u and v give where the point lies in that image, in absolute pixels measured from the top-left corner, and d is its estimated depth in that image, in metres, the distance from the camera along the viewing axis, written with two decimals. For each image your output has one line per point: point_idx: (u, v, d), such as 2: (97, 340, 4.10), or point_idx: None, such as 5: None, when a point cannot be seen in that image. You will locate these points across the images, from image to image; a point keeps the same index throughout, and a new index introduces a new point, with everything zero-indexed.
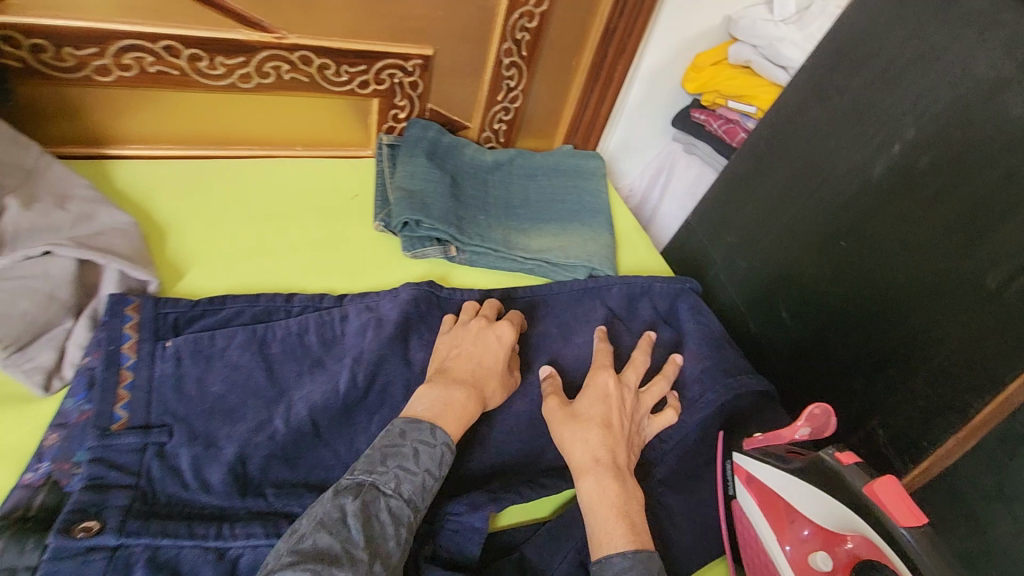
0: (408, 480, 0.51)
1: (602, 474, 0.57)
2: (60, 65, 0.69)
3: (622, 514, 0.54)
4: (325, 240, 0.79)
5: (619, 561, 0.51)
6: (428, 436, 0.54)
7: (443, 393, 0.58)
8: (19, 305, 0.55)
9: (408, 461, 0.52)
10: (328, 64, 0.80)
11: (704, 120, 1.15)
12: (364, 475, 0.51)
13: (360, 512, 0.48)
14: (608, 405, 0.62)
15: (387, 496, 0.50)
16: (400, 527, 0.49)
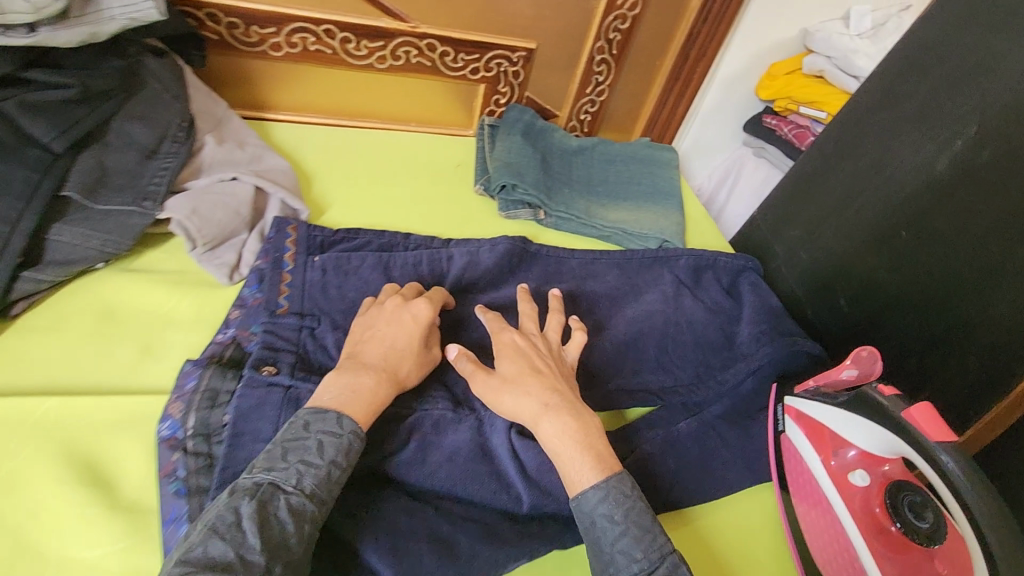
0: (309, 474, 0.49)
1: (557, 413, 0.57)
2: (245, 40, 0.86)
3: (587, 447, 0.56)
4: (434, 197, 0.92)
5: (591, 494, 0.53)
6: (332, 426, 0.52)
7: (352, 379, 0.56)
8: (217, 213, 0.70)
9: (309, 453, 0.50)
10: (448, 51, 0.95)
11: (775, 125, 1.22)
12: (262, 473, 0.49)
13: (255, 514, 0.46)
14: (520, 356, 0.63)
15: (287, 493, 0.48)
16: (297, 522, 0.47)
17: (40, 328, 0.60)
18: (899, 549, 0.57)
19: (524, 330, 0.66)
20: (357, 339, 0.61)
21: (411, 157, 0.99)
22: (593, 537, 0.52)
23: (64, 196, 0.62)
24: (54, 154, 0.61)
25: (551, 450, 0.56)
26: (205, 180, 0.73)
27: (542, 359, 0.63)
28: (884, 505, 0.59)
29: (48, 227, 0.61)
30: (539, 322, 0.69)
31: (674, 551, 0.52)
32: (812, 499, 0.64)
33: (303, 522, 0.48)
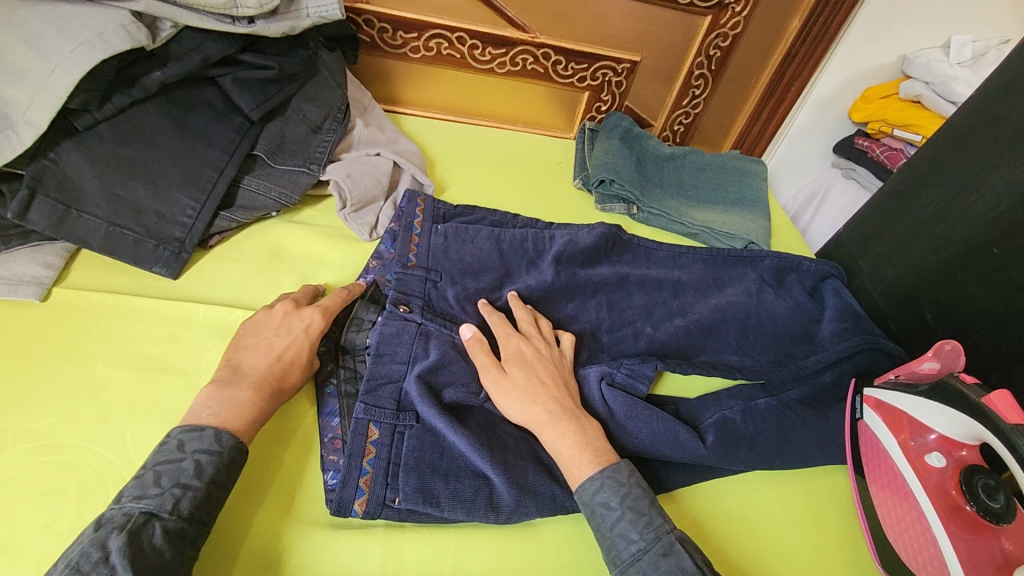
0: (188, 495, 0.48)
1: (560, 421, 0.62)
2: (392, 43, 1.02)
3: (586, 447, 0.60)
4: (538, 188, 1.03)
5: (592, 484, 0.57)
6: (211, 443, 0.51)
7: (229, 394, 0.55)
8: (364, 181, 0.82)
9: (187, 475, 0.49)
10: (561, 60, 1.06)
11: (867, 146, 1.25)
12: (132, 503, 0.47)
13: (124, 547, 0.43)
14: (525, 361, 0.66)
15: (163, 518, 0.46)
16: (175, 547, 0.46)
17: (227, 257, 0.74)
18: (974, 529, 0.59)
19: (523, 333, 0.70)
20: (240, 344, 0.61)
21: (518, 152, 1.09)
22: (596, 523, 0.56)
23: (254, 155, 0.78)
24: (250, 120, 0.77)
25: (556, 452, 0.61)
26: (355, 153, 0.86)
27: (547, 364, 0.67)
28: (960, 487, 0.62)
29: (241, 178, 0.76)
30: (537, 327, 0.72)
31: (671, 531, 0.55)
32: (891, 486, 0.66)
33: (183, 544, 0.47)
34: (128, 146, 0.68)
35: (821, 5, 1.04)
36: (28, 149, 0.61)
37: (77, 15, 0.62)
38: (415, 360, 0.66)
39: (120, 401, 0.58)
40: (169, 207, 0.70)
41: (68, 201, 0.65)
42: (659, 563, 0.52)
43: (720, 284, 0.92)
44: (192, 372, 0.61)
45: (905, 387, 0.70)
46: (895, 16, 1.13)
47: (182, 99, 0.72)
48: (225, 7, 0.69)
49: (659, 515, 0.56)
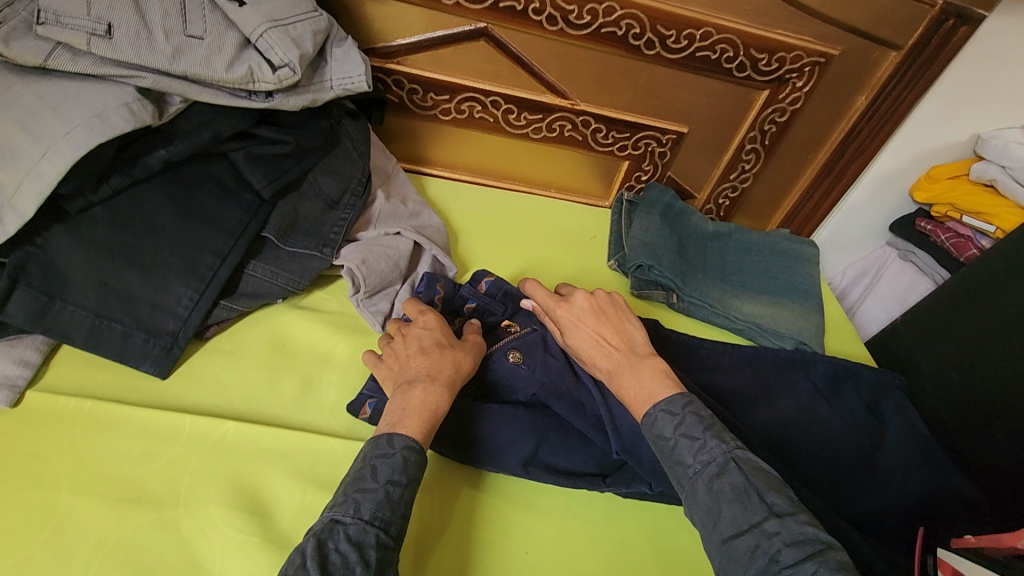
0: (369, 500, 0.52)
1: (619, 372, 0.66)
2: (421, 104, 0.95)
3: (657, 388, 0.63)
4: (571, 267, 0.95)
5: (653, 415, 0.61)
6: (385, 447, 0.55)
7: (401, 401, 0.58)
8: (382, 266, 0.75)
9: (365, 481, 0.53)
10: (601, 128, 0.99)
11: (930, 230, 1.15)
12: (328, 512, 0.52)
13: (315, 553, 0.47)
14: (574, 318, 0.71)
15: (347, 523, 0.50)
16: (358, 549, 0.48)
17: (225, 351, 0.67)
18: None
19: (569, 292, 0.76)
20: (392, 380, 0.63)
21: (549, 226, 1.01)
22: (662, 454, 0.60)
23: (263, 236, 0.71)
24: (262, 198, 0.70)
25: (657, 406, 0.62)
26: (374, 233, 0.80)
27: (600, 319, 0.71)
28: None
29: (246, 262, 0.69)
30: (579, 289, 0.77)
31: (727, 453, 0.57)
32: None
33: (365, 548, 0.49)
34: (125, 231, 0.62)
35: (892, 83, 0.95)
36: (12, 237, 0.55)
37: (76, 93, 0.56)
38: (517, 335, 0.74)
39: (85, 538, 0.51)
40: (164, 297, 0.63)
41: (51, 290, 0.59)
42: (715, 483, 0.55)
43: (768, 394, 0.83)
44: (169, 503, 0.54)
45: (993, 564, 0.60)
46: (972, 97, 1.02)
47: (189, 176, 0.66)
48: (242, 82, 0.63)
49: (717, 438, 0.59)
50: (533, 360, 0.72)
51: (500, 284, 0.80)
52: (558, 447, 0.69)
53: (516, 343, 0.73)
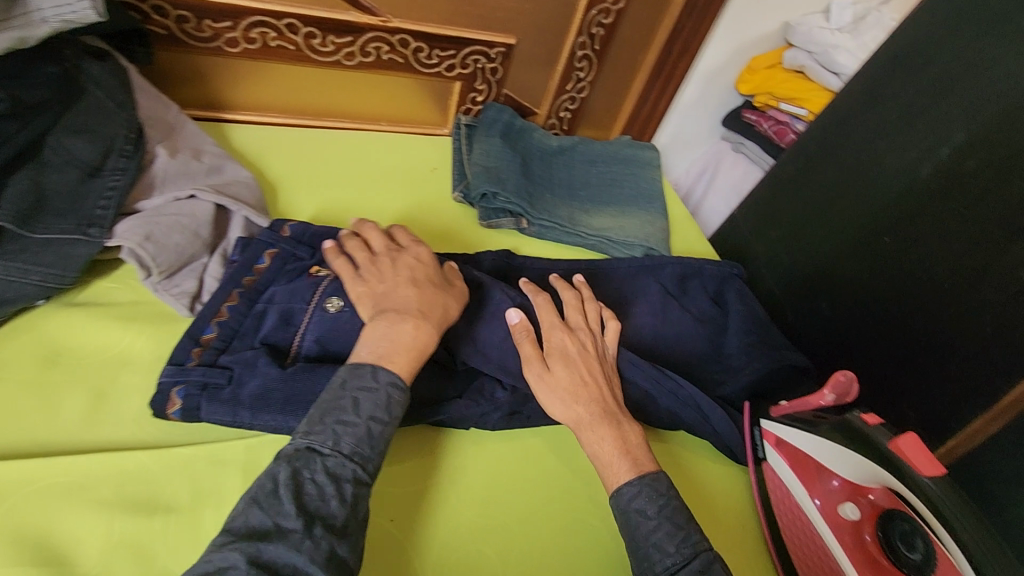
0: (348, 433, 0.51)
1: (599, 425, 0.61)
2: (199, 35, 0.80)
3: (625, 451, 0.60)
4: (415, 207, 0.88)
5: (630, 489, 0.57)
6: (369, 380, 0.53)
7: (388, 331, 0.57)
8: (174, 238, 0.63)
9: (344, 413, 0.51)
10: (422, 47, 0.90)
11: (754, 120, 1.21)
12: (300, 438, 0.51)
13: (289, 482, 0.47)
14: (567, 358, 0.64)
15: (326, 454, 0.49)
16: (334, 481, 0.48)
17: None
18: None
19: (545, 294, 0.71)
20: (360, 292, 0.61)
21: (386, 165, 0.93)
22: (631, 531, 0.56)
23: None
24: None
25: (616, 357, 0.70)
26: (160, 199, 0.67)
27: (593, 362, 0.65)
28: (875, 533, 0.60)
29: None
30: (579, 309, 0.70)
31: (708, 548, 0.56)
32: (802, 533, 0.63)
33: (342, 479, 0.49)
34: None
35: None
36: None
37: None
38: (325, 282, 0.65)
39: None
40: None
41: None
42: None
43: (622, 304, 0.84)
44: None
45: (806, 424, 0.65)
46: None
47: None
48: None
49: (696, 530, 0.57)
50: (356, 297, 0.63)
51: (305, 226, 0.70)
52: (409, 380, 0.60)
53: (336, 284, 0.64)
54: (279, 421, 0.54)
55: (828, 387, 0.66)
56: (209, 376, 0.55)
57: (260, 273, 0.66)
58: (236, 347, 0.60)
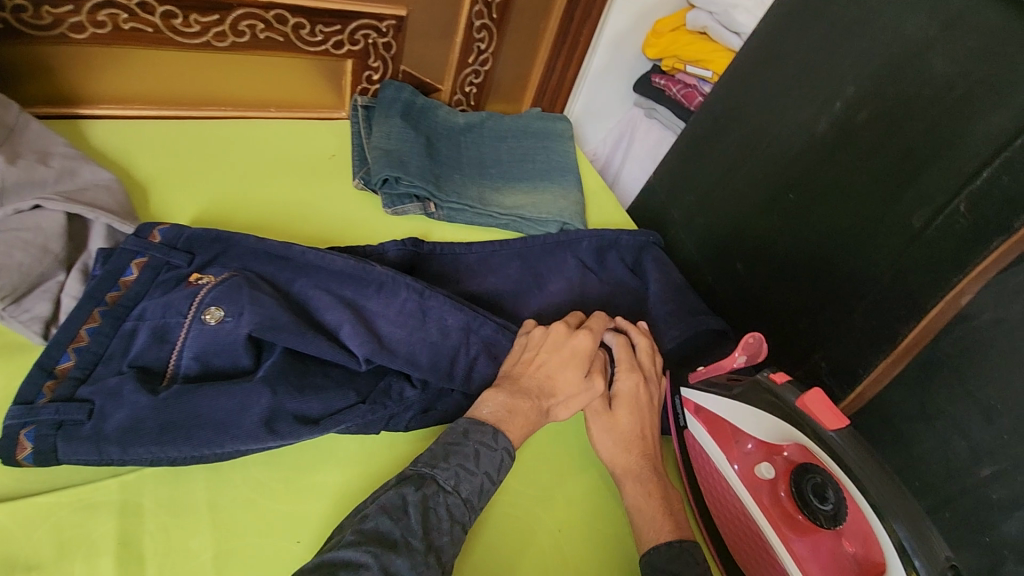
0: (467, 480, 0.53)
1: (645, 482, 0.61)
2: (37, 23, 0.70)
3: (667, 511, 0.59)
4: (312, 198, 0.82)
5: (669, 547, 0.56)
6: (491, 441, 0.56)
7: (508, 400, 0.60)
8: (15, 256, 0.56)
9: (468, 459, 0.54)
10: (302, 23, 0.82)
11: (664, 85, 1.18)
12: (426, 467, 0.54)
13: (419, 507, 0.50)
14: (636, 406, 0.65)
15: (446, 493, 0.52)
16: (450, 517, 0.51)
17: None
18: (810, 538, 0.59)
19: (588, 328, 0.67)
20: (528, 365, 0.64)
21: (276, 155, 0.86)
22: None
23: None
24: None
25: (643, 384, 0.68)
26: None
27: (652, 417, 0.66)
28: (790, 490, 0.62)
29: None
30: (652, 357, 0.70)
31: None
32: (725, 497, 0.65)
33: (452, 512, 0.52)
34: None
35: None
36: None
37: None
38: (204, 292, 0.58)
39: None
40: None
41: None
42: None
43: (539, 283, 0.82)
44: None
45: (719, 388, 0.67)
46: None
47: None
48: None
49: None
50: (240, 306, 0.57)
51: (179, 229, 0.63)
52: (305, 391, 0.55)
53: (217, 291, 0.58)
54: (154, 453, 0.49)
55: (738, 348, 0.67)
56: (64, 413, 0.49)
57: (128, 287, 0.58)
58: (100, 374, 0.53)
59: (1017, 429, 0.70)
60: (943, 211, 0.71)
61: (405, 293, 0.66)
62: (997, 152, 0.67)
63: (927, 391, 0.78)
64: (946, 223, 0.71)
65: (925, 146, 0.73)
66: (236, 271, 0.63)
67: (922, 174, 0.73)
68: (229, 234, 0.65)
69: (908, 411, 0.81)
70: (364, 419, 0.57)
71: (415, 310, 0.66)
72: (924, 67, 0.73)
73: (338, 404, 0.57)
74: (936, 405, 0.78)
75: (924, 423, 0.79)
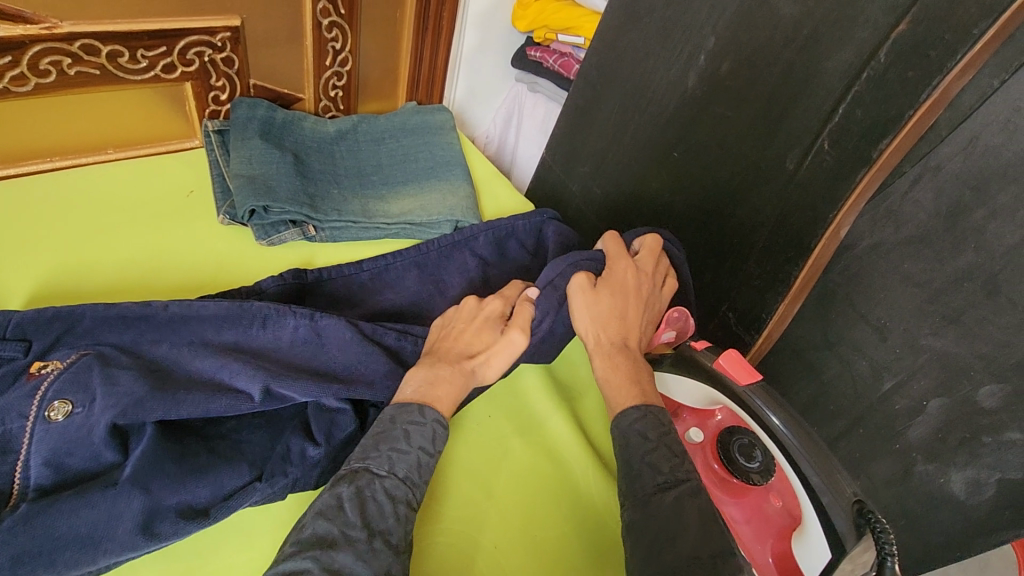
0: (401, 460, 0.52)
1: (612, 354, 0.62)
2: None
3: (634, 381, 0.60)
4: (173, 245, 0.74)
5: (634, 412, 0.57)
6: (417, 416, 0.54)
7: (429, 374, 0.59)
8: None
9: (398, 443, 0.52)
10: (119, 51, 0.73)
11: (540, 57, 1.15)
12: (358, 461, 0.51)
13: (354, 499, 0.47)
14: (623, 291, 0.66)
15: (381, 477, 0.50)
16: (390, 500, 0.49)
17: None
18: (742, 499, 0.59)
19: (501, 295, 0.69)
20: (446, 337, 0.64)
21: (124, 203, 0.77)
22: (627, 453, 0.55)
23: None
24: None
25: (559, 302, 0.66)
26: None
27: (641, 304, 0.67)
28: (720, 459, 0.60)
29: None
30: (655, 260, 0.72)
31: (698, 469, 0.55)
32: None
33: (394, 495, 0.49)
34: None
35: None
36: None
37: None
38: (48, 386, 0.52)
39: None
40: None
41: None
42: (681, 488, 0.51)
43: (441, 288, 0.79)
44: None
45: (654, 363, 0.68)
46: None
47: None
48: None
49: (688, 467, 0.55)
50: (91, 393, 0.52)
51: (4, 317, 0.54)
52: (185, 477, 0.51)
53: (61, 382, 0.52)
54: None
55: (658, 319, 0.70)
56: None
57: None
58: None
59: (907, 341, 0.75)
60: (811, 151, 0.73)
61: (293, 319, 0.63)
62: (848, 87, 0.69)
63: (828, 321, 0.82)
64: (814, 162, 0.73)
65: (785, 89, 0.74)
66: (88, 351, 0.55)
67: (789, 114, 0.75)
68: (69, 310, 0.57)
69: (814, 341, 0.85)
70: (263, 494, 0.53)
71: (308, 334, 0.63)
72: (772, 12, 0.74)
73: (230, 484, 0.53)
74: (836, 332, 0.81)
75: (829, 350, 0.83)
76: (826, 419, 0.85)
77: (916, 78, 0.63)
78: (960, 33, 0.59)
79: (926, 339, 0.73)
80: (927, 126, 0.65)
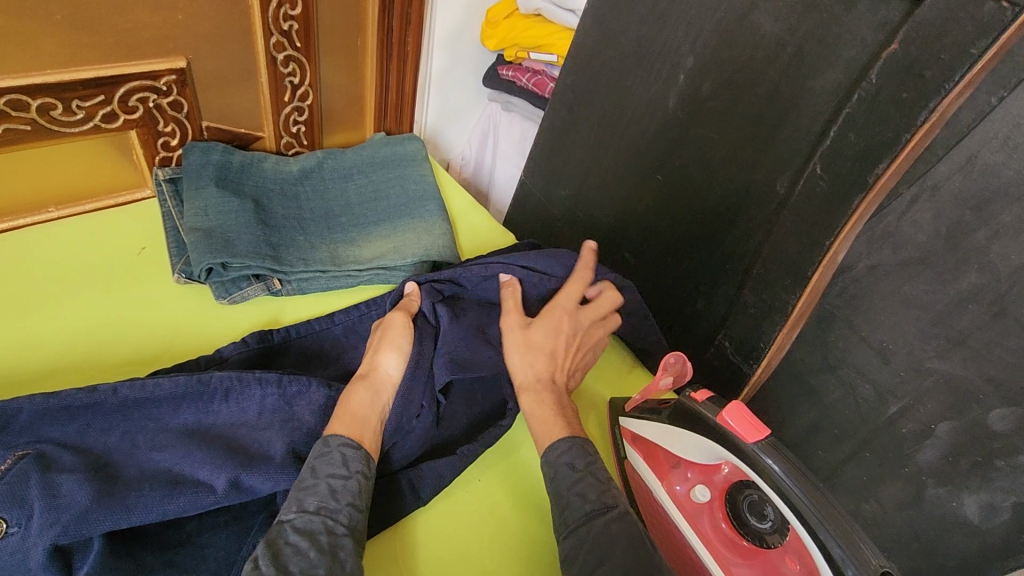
0: (309, 495, 0.50)
1: (545, 388, 0.64)
2: None
3: (561, 418, 0.62)
4: (125, 312, 0.68)
5: (561, 445, 0.58)
6: (319, 447, 0.53)
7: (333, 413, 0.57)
8: None
9: (305, 479, 0.51)
10: (52, 103, 0.66)
11: (513, 76, 1.10)
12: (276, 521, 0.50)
13: (265, 551, 0.46)
14: (562, 330, 0.68)
15: (291, 518, 0.48)
16: (308, 536, 0.47)
17: None
18: (754, 560, 0.56)
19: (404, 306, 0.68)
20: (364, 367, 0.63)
21: (69, 268, 0.70)
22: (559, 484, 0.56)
23: None
24: None
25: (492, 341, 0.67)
26: None
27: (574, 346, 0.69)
28: (729, 517, 0.58)
29: None
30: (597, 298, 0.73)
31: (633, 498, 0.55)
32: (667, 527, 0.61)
33: (313, 531, 0.47)
34: None
35: None
36: None
37: None
38: None
39: None
40: None
41: None
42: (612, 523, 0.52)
43: None
44: None
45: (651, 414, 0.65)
46: None
47: None
48: None
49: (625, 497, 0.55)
50: (28, 509, 0.46)
51: None
52: None
53: None
54: None
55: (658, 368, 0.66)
56: None
57: None
58: None
59: (911, 364, 0.70)
60: (800, 175, 0.70)
61: (261, 388, 0.57)
62: (838, 108, 0.65)
63: (827, 346, 0.78)
64: (807, 186, 0.69)
65: (771, 109, 0.71)
66: (27, 450, 0.49)
67: (777, 135, 0.71)
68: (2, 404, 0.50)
69: (815, 364, 0.80)
70: None
71: (277, 405, 0.57)
72: (754, 29, 0.70)
73: None
74: (838, 357, 0.77)
75: (831, 374, 0.79)
76: (830, 443, 0.81)
77: (911, 100, 0.59)
78: (955, 51, 0.56)
79: (931, 362, 0.69)
80: (924, 145, 0.61)
